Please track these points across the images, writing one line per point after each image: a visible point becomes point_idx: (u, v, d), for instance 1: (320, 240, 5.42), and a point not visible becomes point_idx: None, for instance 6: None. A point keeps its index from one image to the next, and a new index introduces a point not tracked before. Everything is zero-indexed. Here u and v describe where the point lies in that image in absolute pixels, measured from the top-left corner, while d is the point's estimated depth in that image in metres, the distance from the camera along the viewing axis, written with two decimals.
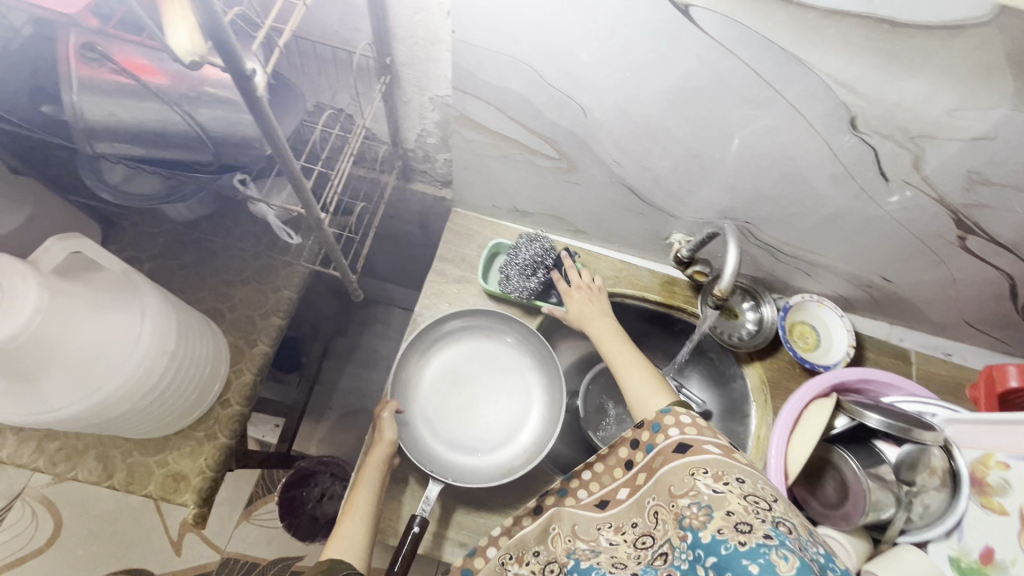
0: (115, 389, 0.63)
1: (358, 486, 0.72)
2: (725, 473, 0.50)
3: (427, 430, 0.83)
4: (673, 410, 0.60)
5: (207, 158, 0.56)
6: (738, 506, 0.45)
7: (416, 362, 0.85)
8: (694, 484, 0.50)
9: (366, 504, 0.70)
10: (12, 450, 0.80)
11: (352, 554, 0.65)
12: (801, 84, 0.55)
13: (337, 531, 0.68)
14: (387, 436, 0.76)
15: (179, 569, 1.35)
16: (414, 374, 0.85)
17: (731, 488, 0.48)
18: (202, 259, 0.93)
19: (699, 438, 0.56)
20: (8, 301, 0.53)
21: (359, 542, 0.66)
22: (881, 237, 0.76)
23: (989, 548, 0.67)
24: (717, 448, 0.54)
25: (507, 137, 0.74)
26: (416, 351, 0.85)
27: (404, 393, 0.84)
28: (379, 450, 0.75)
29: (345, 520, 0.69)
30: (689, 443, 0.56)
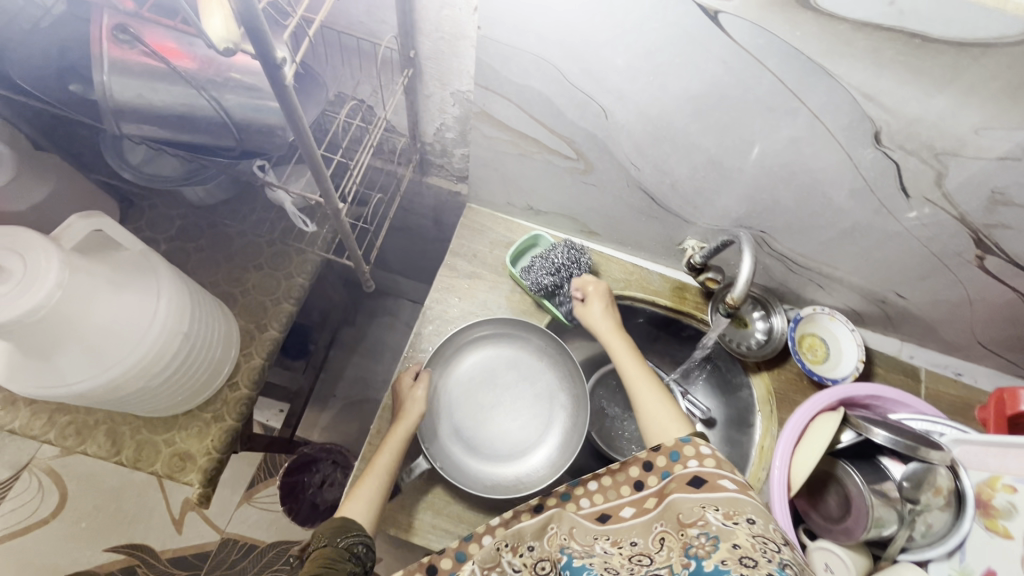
0: (129, 367, 0.64)
1: (380, 451, 0.74)
2: (738, 512, 0.51)
3: (443, 408, 0.84)
4: (694, 440, 0.60)
5: (230, 143, 0.57)
6: (745, 543, 0.46)
7: (468, 344, 0.87)
8: (705, 516, 0.51)
9: (385, 470, 0.73)
10: (24, 421, 0.81)
11: (361, 515, 0.68)
12: (827, 96, 0.55)
13: (353, 489, 0.71)
14: (414, 411, 0.78)
15: (179, 547, 1.37)
16: (459, 351, 0.87)
17: (739, 526, 0.49)
18: (217, 243, 0.94)
19: (715, 473, 0.57)
20: (30, 276, 0.53)
21: (370, 505, 0.70)
22: (898, 253, 0.76)
23: (990, 570, 0.67)
24: (733, 486, 0.55)
25: (525, 135, 0.74)
26: (475, 333, 0.87)
27: (442, 364, 0.86)
28: (404, 422, 0.77)
29: (364, 481, 0.72)
30: (705, 477, 0.57)
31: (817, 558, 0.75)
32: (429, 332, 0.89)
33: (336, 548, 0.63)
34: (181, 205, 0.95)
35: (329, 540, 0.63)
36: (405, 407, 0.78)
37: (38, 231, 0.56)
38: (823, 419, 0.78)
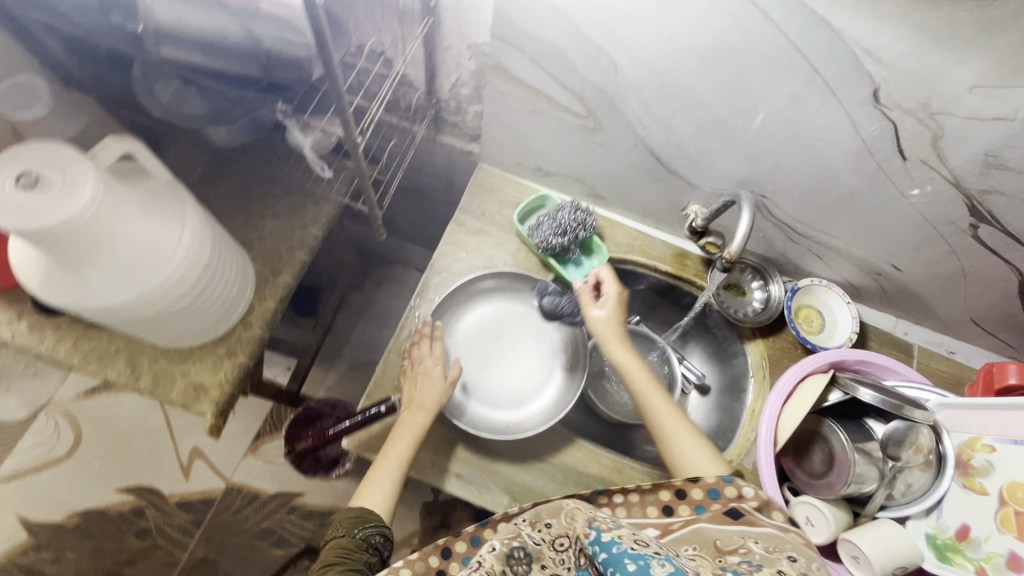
0: (155, 287, 0.68)
1: (396, 441, 0.76)
2: (779, 548, 0.52)
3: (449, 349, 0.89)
4: (737, 481, 0.62)
5: (258, 74, 0.60)
6: (789, 572, 0.48)
7: (481, 294, 0.92)
8: (746, 545, 0.53)
9: (399, 458, 0.74)
10: (49, 346, 0.85)
11: (378, 502, 0.71)
12: (829, 51, 0.57)
13: (369, 477, 0.73)
14: (421, 401, 0.79)
15: (186, 492, 1.42)
16: (472, 299, 0.92)
17: (781, 559, 0.50)
18: (236, 190, 0.97)
19: (757, 513, 0.58)
20: (70, 189, 0.57)
21: (388, 491, 0.72)
22: (895, 221, 0.78)
23: (965, 526, 0.70)
24: (774, 524, 0.56)
25: (538, 91, 0.77)
26: (490, 284, 0.92)
27: (455, 309, 0.91)
28: (414, 412, 0.78)
29: (379, 468, 0.74)
30: (745, 514, 0.58)
31: (799, 511, 0.78)
32: (436, 283, 0.93)
33: (354, 539, 0.66)
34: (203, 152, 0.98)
35: (347, 531, 0.67)
36: (410, 397, 0.80)
37: (77, 149, 0.60)
38: (805, 387, 0.81)
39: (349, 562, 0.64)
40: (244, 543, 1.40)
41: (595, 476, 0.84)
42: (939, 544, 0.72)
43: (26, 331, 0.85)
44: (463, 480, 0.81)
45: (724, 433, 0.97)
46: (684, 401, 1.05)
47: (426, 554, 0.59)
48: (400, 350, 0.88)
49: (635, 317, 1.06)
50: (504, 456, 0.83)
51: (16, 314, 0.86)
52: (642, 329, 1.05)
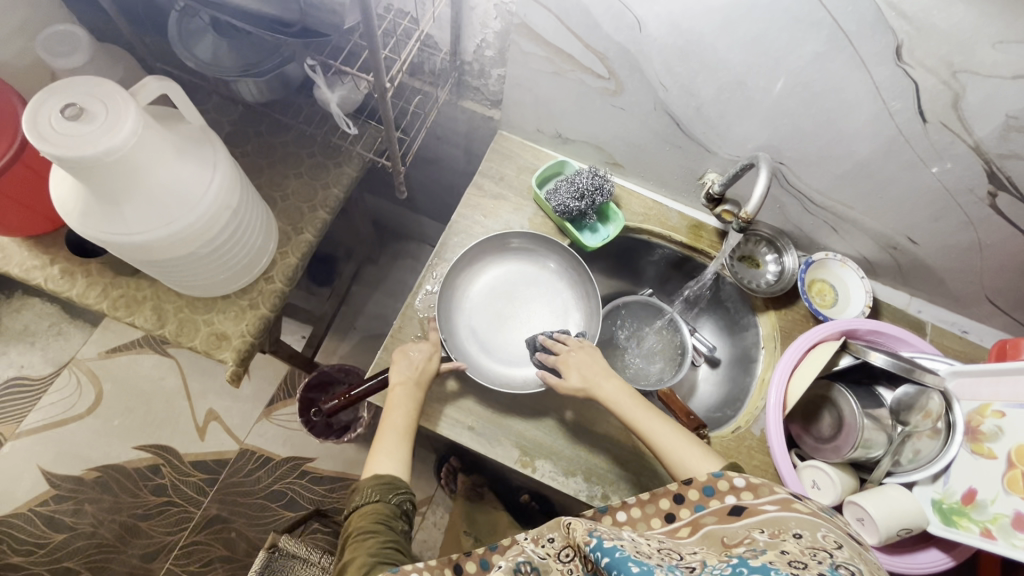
0: (187, 224, 0.71)
1: (392, 411, 0.77)
2: (782, 531, 0.51)
3: (462, 309, 0.92)
4: (726, 474, 0.60)
5: (293, 16, 0.62)
6: (793, 550, 0.45)
7: (493, 255, 0.94)
8: (751, 536, 0.51)
9: (398, 427, 0.76)
10: (80, 290, 0.88)
11: (392, 466, 0.72)
12: (852, 5, 0.58)
13: (376, 448, 0.74)
14: (404, 377, 0.79)
15: (201, 452, 1.46)
16: (485, 261, 0.94)
17: (786, 540, 0.48)
18: (261, 149, 1.00)
19: (756, 501, 0.57)
20: (112, 119, 0.60)
21: (398, 455, 0.74)
22: (914, 190, 0.78)
23: (971, 490, 0.70)
24: (774, 505, 0.55)
25: (561, 50, 0.78)
26: (501, 245, 0.94)
27: (467, 269, 0.93)
28: (399, 388, 0.79)
29: (382, 437, 0.75)
30: (746, 508, 0.57)
31: (806, 475, 0.79)
32: (453, 244, 0.95)
33: (389, 505, 0.69)
34: (232, 111, 1.00)
35: (382, 498, 0.69)
36: (392, 376, 0.80)
37: (119, 85, 0.62)
38: (802, 369, 0.81)
39: (389, 529, 0.67)
40: (255, 504, 1.44)
41: (603, 435, 0.85)
42: (945, 508, 0.72)
43: (59, 276, 0.89)
44: (475, 432, 0.83)
45: (733, 402, 0.98)
46: (694, 372, 1.07)
47: (441, 567, 0.63)
48: (417, 306, 0.90)
49: (647, 290, 1.09)
50: (515, 412, 0.85)
51: (49, 259, 0.89)
52: (653, 299, 1.06)
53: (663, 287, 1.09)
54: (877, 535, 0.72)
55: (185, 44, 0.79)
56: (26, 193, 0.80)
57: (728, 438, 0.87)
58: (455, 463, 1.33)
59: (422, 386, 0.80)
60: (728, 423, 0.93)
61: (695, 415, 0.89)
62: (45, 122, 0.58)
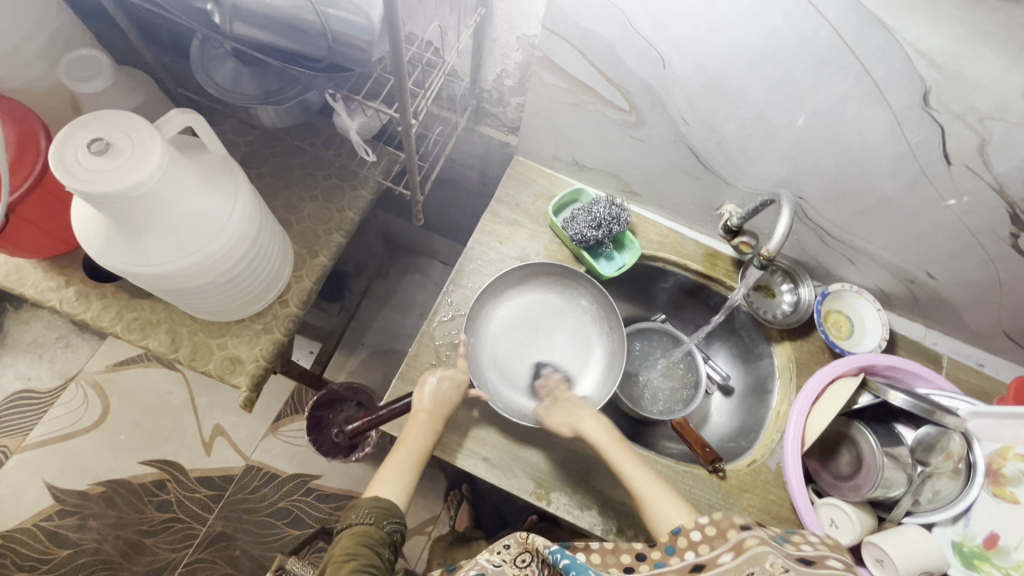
0: (208, 255, 0.71)
1: (409, 431, 0.78)
2: None
3: (486, 338, 0.92)
4: (686, 528, 0.60)
5: (322, 53, 0.62)
6: None
7: (518, 285, 0.94)
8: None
9: (410, 452, 0.76)
10: (95, 313, 0.88)
11: (391, 490, 0.74)
12: (882, 51, 0.59)
13: (383, 467, 0.76)
14: (427, 405, 0.79)
15: (206, 468, 1.45)
16: (510, 290, 0.94)
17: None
18: (278, 171, 0.99)
19: (713, 555, 0.56)
20: (139, 153, 0.60)
21: (402, 481, 0.75)
22: (934, 228, 0.78)
23: (994, 534, 0.69)
24: (729, 554, 0.55)
25: (583, 83, 0.78)
26: (532, 273, 0.94)
27: (495, 297, 0.93)
28: (420, 415, 0.79)
29: (393, 457, 0.76)
30: (705, 563, 0.56)
31: (823, 513, 0.79)
32: (469, 270, 0.94)
33: (380, 531, 0.69)
34: (248, 133, 1.00)
35: (375, 522, 0.69)
36: (416, 401, 0.80)
37: (145, 119, 0.63)
38: (821, 408, 0.81)
39: (373, 555, 0.66)
40: (260, 521, 1.43)
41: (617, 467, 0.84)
42: (965, 552, 0.71)
43: (73, 298, 0.88)
44: (490, 463, 0.83)
45: (748, 433, 0.97)
46: (707, 401, 1.06)
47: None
48: (433, 333, 0.90)
49: (660, 315, 1.10)
50: (530, 443, 0.84)
51: (65, 280, 0.89)
52: (667, 326, 1.07)
53: (677, 314, 1.09)
54: None
55: (207, 72, 0.79)
56: (46, 216, 0.80)
57: (744, 471, 0.86)
58: (464, 490, 1.34)
59: (444, 418, 0.80)
60: (743, 456, 0.92)
61: (710, 447, 0.88)
62: (71, 156, 0.58)
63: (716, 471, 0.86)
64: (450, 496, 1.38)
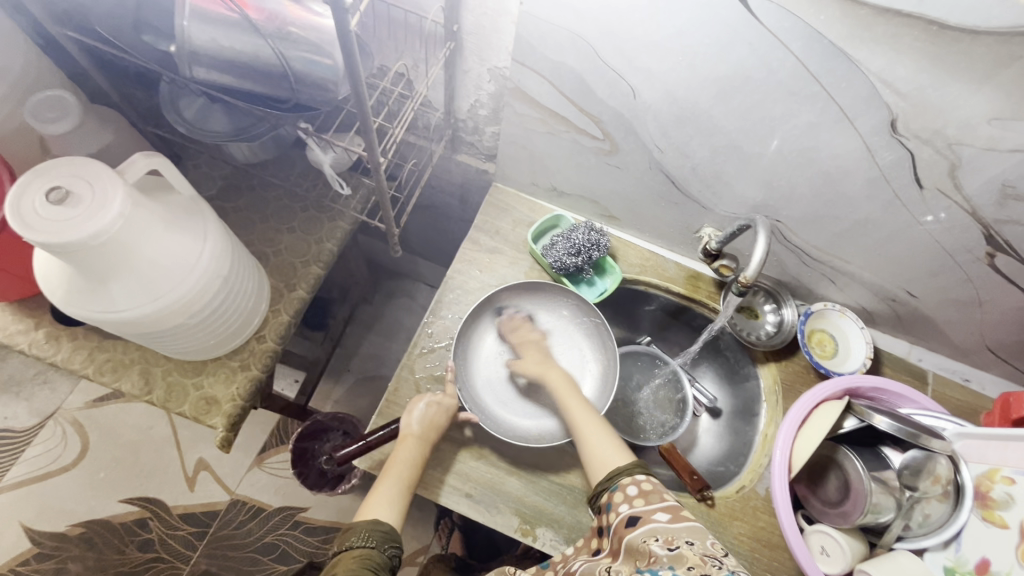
0: (176, 298, 0.70)
1: (397, 455, 0.76)
2: (674, 537, 0.61)
3: (478, 360, 0.91)
4: (621, 486, 0.69)
5: (286, 94, 0.63)
6: (696, 562, 0.56)
7: (509, 305, 0.92)
8: (651, 549, 0.60)
9: (400, 476, 0.74)
10: (65, 355, 0.86)
11: (387, 513, 0.71)
12: (846, 81, 0.59)
13: (375, 492, 0.73)
14: (415, 429, 0.78)
15: (190, 504, 1.41)
16: (500, 311, 0.92)
17: (683, 549, 0.58)
18: (254, 205, 0.98)
19: (647, 509, 0.65)
20: (99, 201, 0.59)
21: (396, 503, 0.73)
22: (910, 249, 0.78)
23: (985, 560, 0.68)
24: (663, 514, 0.64)
25: (556, 113, 0.78)
26: (517, 294, 0.92)
27: (483, 320, 0.91)
28: (409, 439, 0.77)
29: (384, 480, 0.74)
30: (638, 514, 0.65)
31: (813, 540, 0.78)
32: (449, 300, 0.93)
33: (382, 555, 0.67)
34: (223, 167, 1.00)
35: (377, 546, 0.67)
36: (403, 426, 0.78)
37: (105, 164, 0.62)
38: (808, 430, 0.80)
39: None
40: (245, 558, 1.39)
41: None
42: None
43: (43, 341, 0.86)
44: (473, 499, 0.81)
45: (736, 457, 0.96)
46: (695, 424, 1.05)
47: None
48: (413, 365, 0.88)
49: (645, 338, 1.08)
50: (514, 476, 0.83)
51: (34, 323, 0.87)
52: (653, 348, 1.06)
53: (662, 335, 1.08)
54: None
55: (176, 108, 0.78)
56: (10, 261, 0.78)
57: (732, 498, 0.85)
58: (455, 519, 1.31)
59: (433, 443, 0.78)
60: (731, 482, 0.90)
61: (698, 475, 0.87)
62: (29, 206, 0.57)
63: (705, 499, 0.85)
64: (440, 526, 1.35)
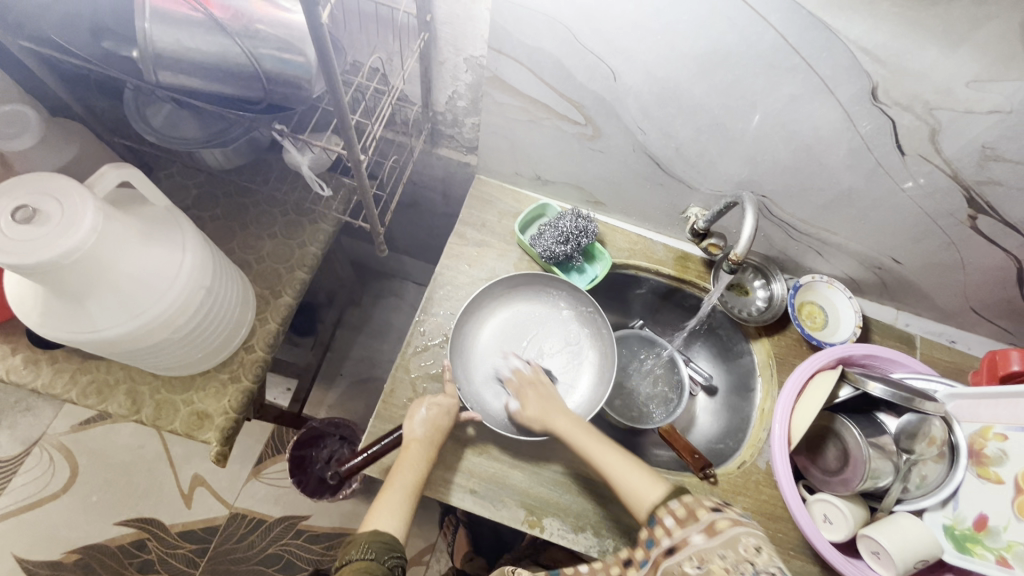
0: (158, 314, 0.68)
1: (400, 466, 0.74)
2: (706, 556, 0.58)
3: (474, 355, 0.89)
4: (658, 517, 0.65)
5: (258, 95, 0.61)
6: None
7: (499, 297, 0.91)
8: (681, 568, 0.59)
9: (404, 483, 0.73)
10: (46, 379, 0.83)
11: (389, 523, 0.70)
12: (825, 49, 0.59)
13: (380, 500, 0.72)
14: (420, 433, 0.77)
15: (189, 522, 1.39)
16: (512, 296, 0.92)
17: (714, 563, 0.57)
18: (233, 212, 0.96)
19: (683, 535, 0.62)
20: (69, 217, 0.57)
21: (399, 512, 0.71)
22: (894, 217, 0.79)
23: (983, 515, 0.70)
24: (698, 536, 0.60)
25: (536, 101, 0.77)
26: (508, 286, 0.91)
27: (475, 315, 0.90)
28: (413, 445, 0.76)
29: (388, 488, 0.73)
30: (673, 544, 0.62)
31: (817, 509, 0.78)
32: (439, 297, 0.92)
33: (381, 566, 0.65)
34: (196, 176, 0.97)
35: (375, 558, 0.65)
36: (406, 432, 0.77)
37: (74, 179, 0.60)
38: (805, 402, 0.81)
39: None
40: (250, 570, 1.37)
41: (608, 483, 0.83)
42: (957, 534, 0.71)
43: (22, 366, 0.83)
44: (478, 495, 0.80)
45: (734, 433, 0.96)
46: (692, 403, 1.06)
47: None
48: (407, 365, 0.87)
49: (638, 321, 1.09)
50: (518, 469, 0.82)
51: (10, 348, 0.83)
52: (645, 331, 1.06)
53: (654, 318, 1.08)
54: (893, 569, 0.71)
55: (143, 116, 0.75)
56: None
57: (734, 474, 0.86)
58: (459, 515, 1.31)
59: (439, 444, 0.77)
60: (731, 458, 0.91)
61: (700, 454, 0.86)
62: None
63: (708, 477, 0.85)
64: (445, 523, 1.35)
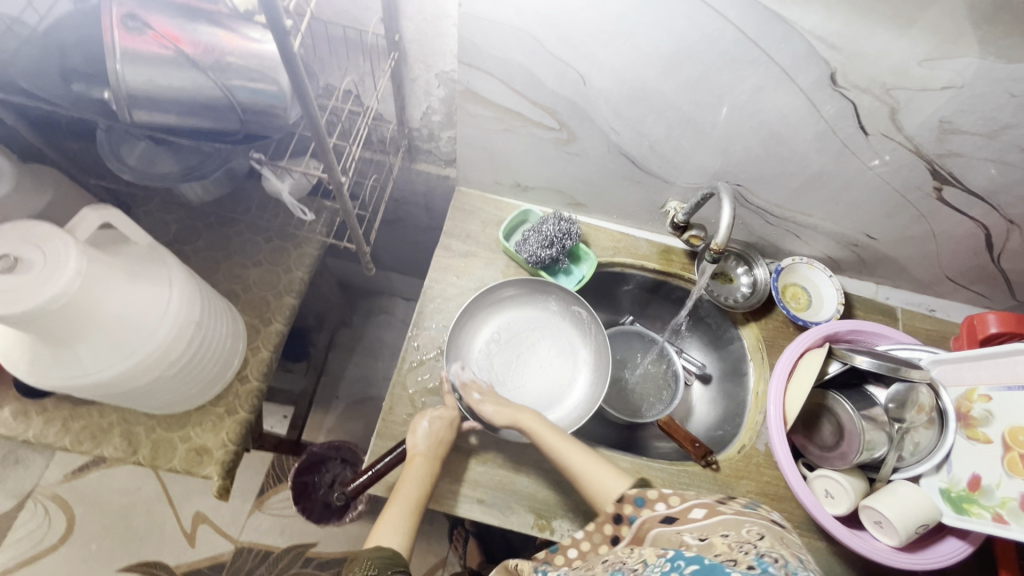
0: (148, 353, 0.68)
1: (402, 483, 0.74)
2: (710, 530, 0.54)
3: (472, 362, 0.90)
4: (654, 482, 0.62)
5: (234, 126, 0.61)
6: (723, 548, 0.50)
7: (496, 304, 0.93)
8: (682, 539, 0.55)
9: (407, 499, 0.72)
10: (37, 429, 0.81)
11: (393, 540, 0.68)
12: (783, 40, 0.61)
13: (382, 518, 0.70)
14: (422, 448, 0.77)
15: (193, 561, 1.36)
16: (506, 302, 0.94)
17: (716, 537, 0.52)
18: (216, 243, 0.95)
19: (683, 508, 0.60)
20: (53, 263, 0.57)
21: (403, 529, 0.70)
22: (865, 194, 0.82)
23: (976, 475, 0.72)
24: (702, 512, 0.58)
25: (510, 110, 0.79)
26: (505, 292, 0.93)
27: (473, 322, 0.91)
28: (417, 459, 0.76)
29: (390, 507, 0.71)
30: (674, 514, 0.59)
31: (818, 485, 0.80)
32: (431, 310, 0.92)
33: None
34: (176, 211, 0.96)
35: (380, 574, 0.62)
36: (410, 447, 0.77)
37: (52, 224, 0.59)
38: (796, 381, 0.82)
39: None
40: None
41: None
42: (953, 496, 0.73)
43: (11, 418, 0.81)
44: (486, 504, 0.80)
45: (732, 419, 0.97)
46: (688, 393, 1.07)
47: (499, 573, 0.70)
48: (405, 381, 0.87)
49: (628, 317, 1.11)
50: (523, 475, 0.83)
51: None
52: (637, 326, 1.10)
53: (643, 312, 1.10)
54: (897, 537, 0.73)
55: (116, 155, 0.74)
56: None
57: (736, 459, 0.87)
58: (468, 527, 1.31)
59: (440, 459, 0.77)
60: (730, 443, 0.92)
61: (700, 442, 0.88)
62: None
63: (710, 464, 0.86)
64: (455, 537, 1.34)
